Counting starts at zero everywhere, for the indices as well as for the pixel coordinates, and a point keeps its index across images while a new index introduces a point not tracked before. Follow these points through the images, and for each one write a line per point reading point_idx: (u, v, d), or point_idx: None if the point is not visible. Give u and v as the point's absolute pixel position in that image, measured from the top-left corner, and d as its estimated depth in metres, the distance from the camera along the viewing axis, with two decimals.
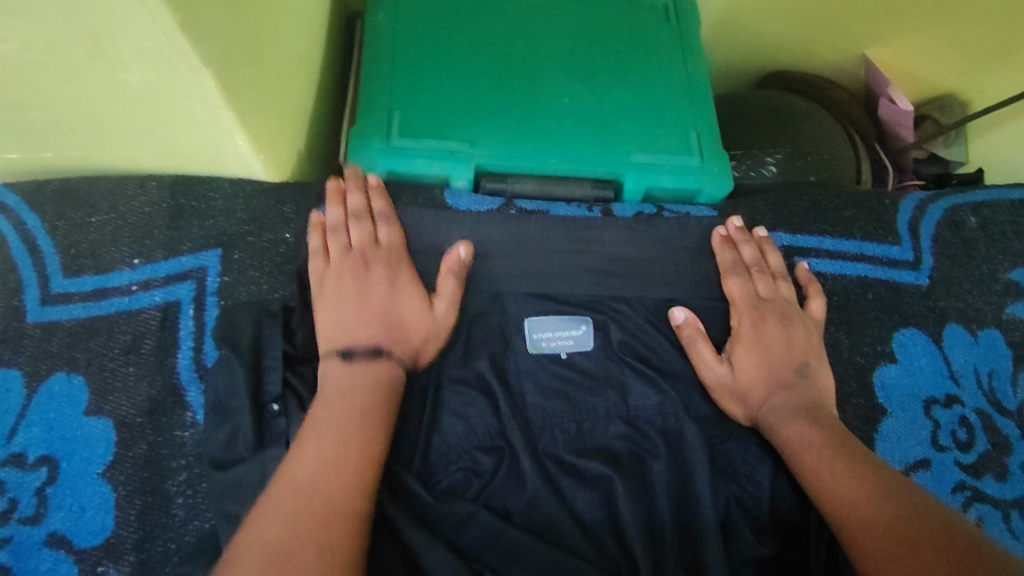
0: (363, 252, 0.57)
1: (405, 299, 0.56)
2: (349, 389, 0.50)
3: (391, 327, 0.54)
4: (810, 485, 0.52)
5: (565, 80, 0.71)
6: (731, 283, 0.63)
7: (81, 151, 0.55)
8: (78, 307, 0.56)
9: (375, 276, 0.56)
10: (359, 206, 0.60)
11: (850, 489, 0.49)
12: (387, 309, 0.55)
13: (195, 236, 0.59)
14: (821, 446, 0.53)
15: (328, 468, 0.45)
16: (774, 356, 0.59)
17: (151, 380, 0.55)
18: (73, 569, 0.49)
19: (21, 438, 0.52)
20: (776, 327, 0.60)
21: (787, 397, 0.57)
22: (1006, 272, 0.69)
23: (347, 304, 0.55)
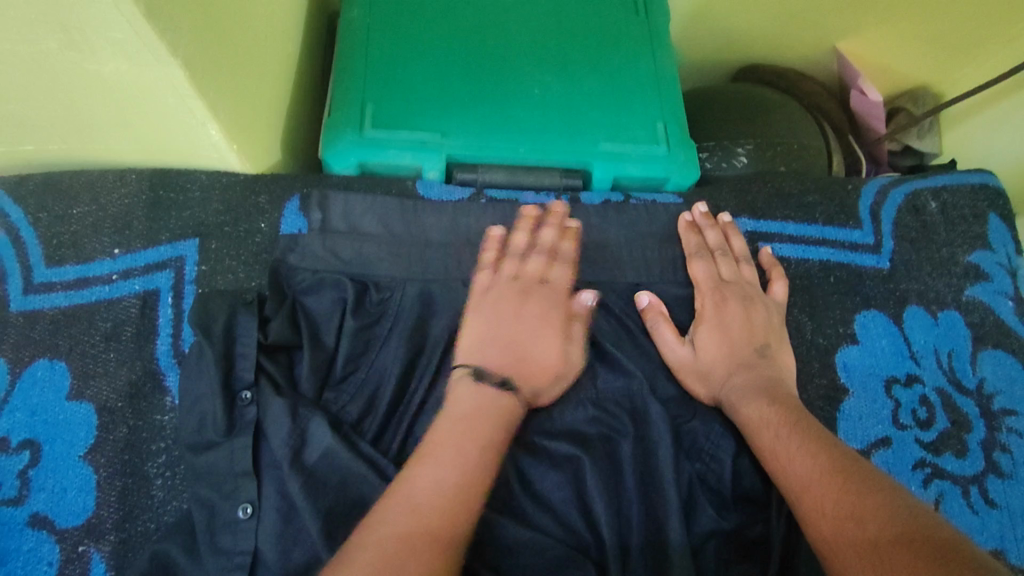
0: (523, 284, 0.59)
1: (546, 340, 0.57)
2: (475, 414, 0.51)
3: (524, 366, 0.55)
4: (769, 466, 0.53)
5: (536, 72, 0.73)
6: (695, 266, 0.65)
7: (61, 142, 0.57)
8: (60, 295, 0.58)
9: (526, 312, 0.58)
10: (552, 241, 0.62)
11: (804, 467, 0.51)
12: (529, 339, 0.56)
13: (172, 227, 0.61)
14: (777, 424, 0.54)
15: (444, 479, 0.46)
16: (735, 336, 0.61)
17: (130, 366, 0.56)
18: (54, 549, 0.51)
19: (5, 422, 0.54)
20: (737, 309, 0.62)
21: (747, 374, 0.59)
22: (966, 255, 0.71)
23: (493, 328, 0.56)
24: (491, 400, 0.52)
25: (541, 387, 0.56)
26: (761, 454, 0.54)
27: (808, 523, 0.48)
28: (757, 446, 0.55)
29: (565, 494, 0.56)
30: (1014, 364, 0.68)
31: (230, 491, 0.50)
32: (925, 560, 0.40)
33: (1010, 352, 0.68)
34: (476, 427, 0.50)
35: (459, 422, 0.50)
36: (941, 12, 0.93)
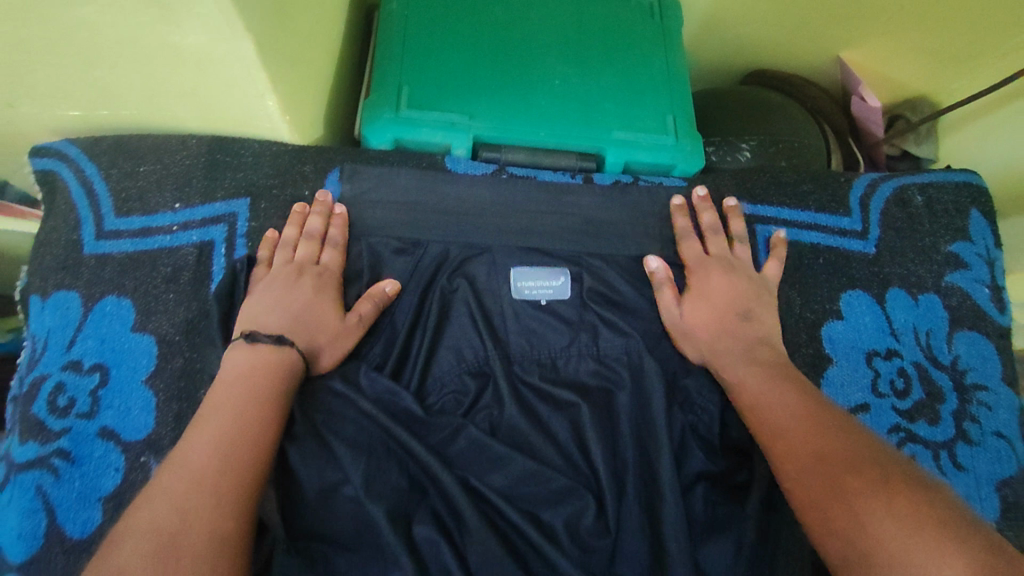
0: (296, 267, 0.64)
1: (317, 311, 0.62)
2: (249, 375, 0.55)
3: (305, 330, 0.60)
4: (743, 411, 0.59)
5: (557, 65, 0.80)
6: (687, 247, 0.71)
7: (132, 108, 0.64)
8: (127, 242, 0.65)
9: (301, 288, 0.62)
10: (316, 230, 0.66)
11: (771, 412, 0.56)
12: (291, 307, 0.61)
13: (227, 186, 0.67)
14: (751, 379, 0.60)
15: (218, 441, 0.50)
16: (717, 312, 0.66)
17: (188, 305, 0.63)
18: (121, 457, 0.59)
19: (79, 348, 0.61)
20: (721, 280, 0.68)
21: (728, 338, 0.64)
22: (947, 246, 0.76)
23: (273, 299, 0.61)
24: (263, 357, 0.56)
25: (320, 347, 0.61)
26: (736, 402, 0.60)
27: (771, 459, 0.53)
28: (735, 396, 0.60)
29: (570, 435, 0.63)
30: (987, 345, 0.74)
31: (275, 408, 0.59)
32: (869, 482, 0.46)
33: (984, 334, 0.74)
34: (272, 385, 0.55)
35: (236, 382, 0.54)
36: (939, 23, 0.98)
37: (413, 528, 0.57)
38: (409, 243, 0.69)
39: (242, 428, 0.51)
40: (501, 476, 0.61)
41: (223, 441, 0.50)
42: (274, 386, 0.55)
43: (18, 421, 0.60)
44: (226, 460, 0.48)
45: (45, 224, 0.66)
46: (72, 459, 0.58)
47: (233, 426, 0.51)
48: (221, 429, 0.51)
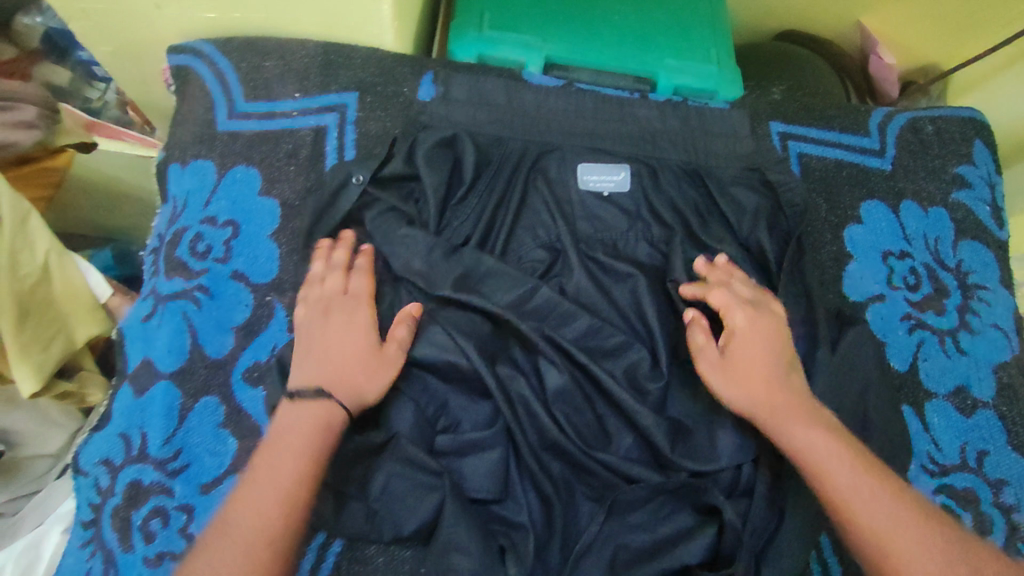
0: (327, 300, 0.66)
1: (354, 350, 0.62)
2: (296, 433, 0.57)
3: (340, 376, 0.61)
4: (820, 491, 0.58)
5: (616, 3, 0.91)
6: (715, 296, 0.69)
7: (261, 10, 0.75)
8: (254, 123, 0.76)
9: (334, 322, 0.64)
10: (340, 261, 0.68)
11: (868, 507, 0.56)
12: (328, 346, 0.63)
13: (340, 82, 0.78)
14: (829, 455, 0.59)
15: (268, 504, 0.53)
16: (746, 371, 0.65)
17: (306, 176, 0.74)
18: (251, 296, 0.70)
19: (215, 206, 0.72)
20: (746, 335, 0.67)
21: (773, 385, 0.63)
22: (954, 167, 0.87)
23: (311, 343, 0.63)
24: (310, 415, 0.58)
25: (362, 386, 0.61)
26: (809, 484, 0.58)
27: (868, 559, 0.55)
28: (812, 469, 0.58)
29: (629, 301, 0.74)
30: (987, 254, 0.84)
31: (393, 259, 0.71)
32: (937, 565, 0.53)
33: (984, 244, 0.85)
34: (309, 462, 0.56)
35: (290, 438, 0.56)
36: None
37: (497, 367, 0.68)
38: (493, 139, 0.79)
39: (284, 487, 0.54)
40: (570, 330, 0.70)
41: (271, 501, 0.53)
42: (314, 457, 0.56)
43: (162, 265, 0.71)
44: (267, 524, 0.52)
45: (181, 111, 0.77)
46: (211, 294, 0.69)
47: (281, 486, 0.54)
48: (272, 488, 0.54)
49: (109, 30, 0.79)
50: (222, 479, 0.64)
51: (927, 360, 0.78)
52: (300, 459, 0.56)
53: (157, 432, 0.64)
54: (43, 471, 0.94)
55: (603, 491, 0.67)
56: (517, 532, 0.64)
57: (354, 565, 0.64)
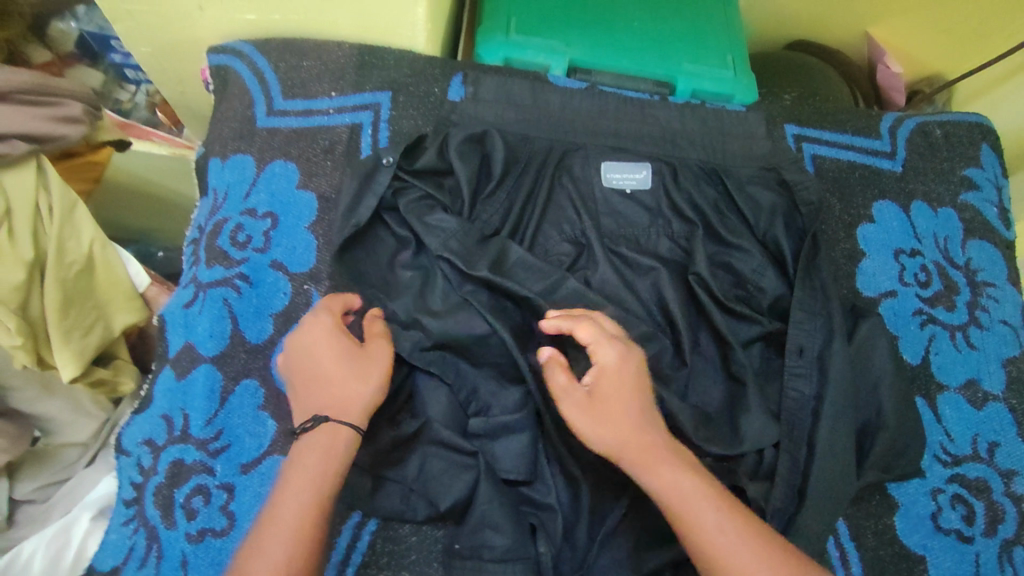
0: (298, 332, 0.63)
1: (339, 360, 0.60)
2: (313, 463, 0.56)
3: (336, 396, 0.59)
4: (686, 539, 0.55)
5: (635, 12, 0.95)
6: (581, 332, 0.62)
7: (301, 13, 0.79)
8: (293, 120, 0.79)
9: (311, 345, 0.62)
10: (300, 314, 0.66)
11: (732, 554, 0.53)
12: (313, 358, 0.61)
13: (374, 81, 0.81)
14: (696, 496, 0.56)
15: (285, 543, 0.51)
16: (611, 410, 0.59)
17: (342, 171, 0.77)
18: (288, 284, 0.72)
19: (254, 199, 0.75)
20: (611, 373, 0.60)
21: (636, 425, 0.59)
22: (962, 170, 0.90)
23: (301, 374, 0.61)
24: (324, 441, 0.57)
25: (361, 393, 0.60)
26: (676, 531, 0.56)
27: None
28: (676, 516, 0.56)
29: (652, 293, 0.76)
30: (995, 253, 0.87)
31: (426, 249, 0.74)
32: None
33: (992, 243, 0.87)
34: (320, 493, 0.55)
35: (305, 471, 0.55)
36: (949, 5, 1.12)
37: (527, 354, 0.71)
38: (520, 137, 0.82)
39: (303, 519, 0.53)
40: None
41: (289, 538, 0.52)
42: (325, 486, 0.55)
43: (204, 253, 0.73)
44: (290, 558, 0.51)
45: (221, 109, 0.81)
46: (250, 282, 0.72)
47: (297, 521, 0.52)
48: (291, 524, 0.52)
49: (153, 31, 0.82)
50: (260, 459, 0.66)
51: (938, 353, 0.81)
52: (310, 491, 0.54)
53: (199, 413, 0.67)
54: (74, 459, 0.96)
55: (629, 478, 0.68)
56: (546, 513, 0.66)
57: (387, 544, 0.66)
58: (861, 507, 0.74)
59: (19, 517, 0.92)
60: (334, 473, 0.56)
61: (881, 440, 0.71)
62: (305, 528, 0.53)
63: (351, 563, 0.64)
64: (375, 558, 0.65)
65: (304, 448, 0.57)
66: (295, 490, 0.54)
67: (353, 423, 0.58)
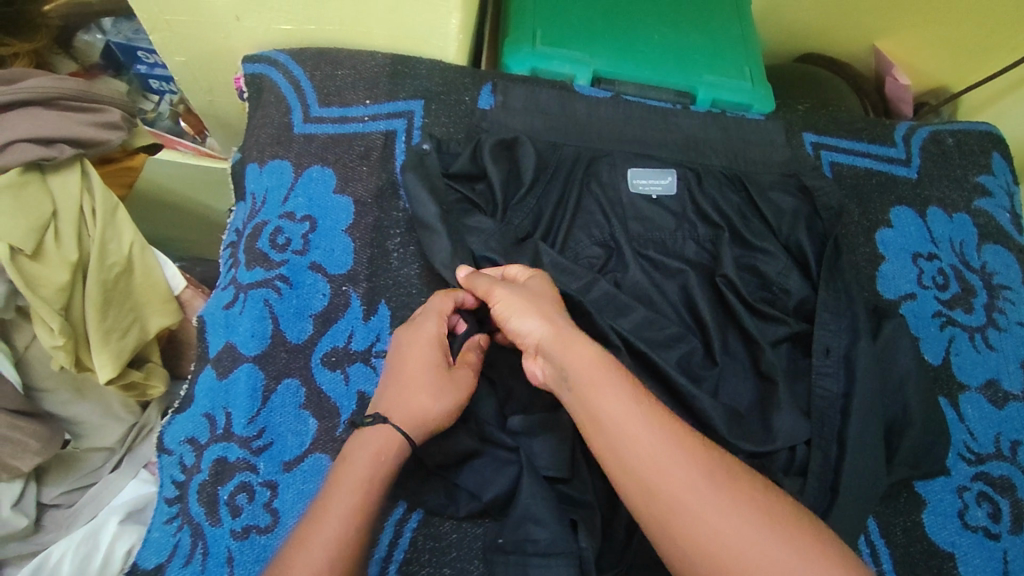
0: (402, 332, 0.65)
1: (424, 368, 0.61)
2: (366, 463, 0.55)
3: (408, 398, 0.59)
4: (587, 408, 0.54)
5: (656, 24, 0.97)
6: (510, 268, 0.68)
7: (337, 23, 0.81)
8: (329, 127, 0.81)
9: (408, 347, 0.63)
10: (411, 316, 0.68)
11: (629, 426, 0.51)
12: (404, 363, 0.62)
13: (407, 90, 0.83)
14: (598, 369, 0.55)
15: (331, 543, 0.50)
16: (534, 302, 0.61)
17: (378, 175, 0.79)
18: (327, 286, 0.74)
19: (292, 203, 0.77)
20: (540, 282, 0.65)
21: (548, 314, 0.60)
22: (975, 177, 0.93)
23: (392, 371, 0.62)
24: (382, 445, 0.57)
25: (430, 409, 0.59)
26: (581, 413, 0.54)
27: (628, 489, 0.50)
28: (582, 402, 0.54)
29: (680, 295, 0.78)
30: (1009, 257, 0.89)
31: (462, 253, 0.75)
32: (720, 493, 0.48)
33: (1006, 248, 0.90)
34: (365, 498, 0.53)
35: (358, 469, 0.55)
36: (955, 18, 1.15)
37: None
38: (548, 144, 0.84)
39: (349, 522, 0.52)
40: (627, 320, 0.74)
41: (334, 539, 0.51)
42: (370, 492, 0.54)
43: (243, 255, 0.75)
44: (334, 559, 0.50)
45: (257, 117, 0.83)
46: (290, 284, 0.73)
47: (342, 522, 0.52)
48: (337, 525, 0.51)
49: (190, 41, 0.84)
50: (303, 457, 0.67)
51: (958, 354, 0.83)
52: (356, 496, 0.53)
53: (241, 412, 0.68)
54: (98, 466, 0.96)
55: None
56: (584, 509, 0.68)
57: (429, 541, 0.67)
58: (890, 504, 0.75)
59: (45, 521, 0.92)
60: (380, 480, 0.55)
61: (908, 437, 0.72)
62: (346, 534, 0.51)
63: (394, 560, 0.66)
64: (417, 554, 0.66)
65: (355, 450, 0.56)
66: (342, 492, 0.53)
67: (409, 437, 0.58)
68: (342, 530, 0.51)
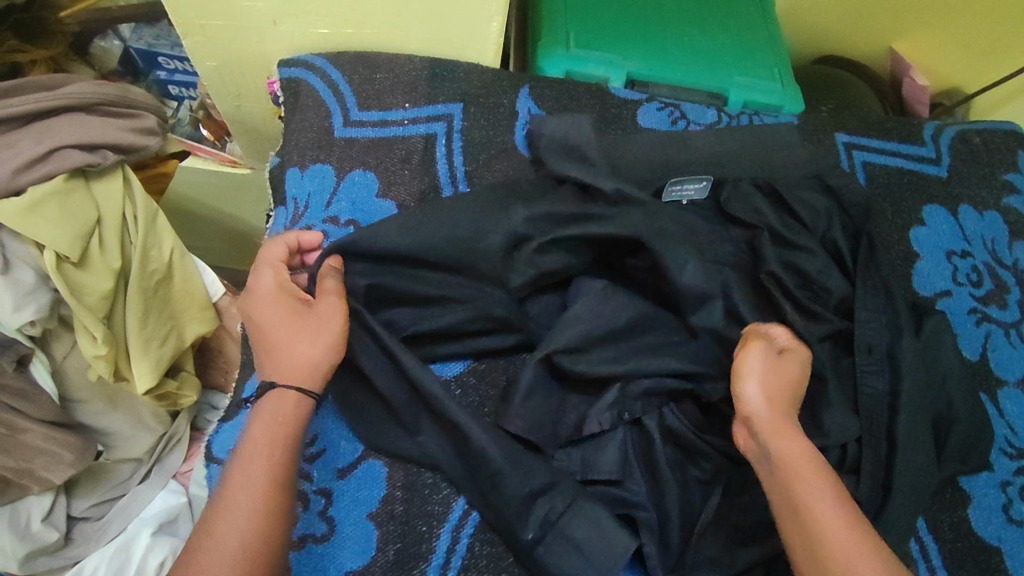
0: (253, 298, 0.65)
1: (287, 320, 0.62)
2: (264, 429, 0.57)
3: (282, 356, 0.60)
4: (788, 499, 0.57)
5: (686, 25, 0.98)
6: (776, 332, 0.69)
7: (376, 27, 0.81)
8: (369, 130, 0.81)
9: (264, 310, 0.63)
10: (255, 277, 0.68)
11: (830, 518, 0.55)
12: (266, 322, 0.63)
13: (446, 93, 0.83)
14: (805, 466, 0.58)
15: (242, 516, 0.53)
16: (777, 386, 0.64)
17: (421, 179, 0.79)
18: None
19: (335, 208, 0.77)
20: (794, 362, 0.66)
21: (779, 407, 0.63)
22: (1003, 175, 0.94)
23: (258, 336, 0.63)
24: (278, 407, 0.58)
25: (309, 354, 0.60)
26: (782, 486, 0.58)
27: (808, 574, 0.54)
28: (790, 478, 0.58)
29: None
30: None
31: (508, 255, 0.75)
32: None
33: None
34: (271, 461, 0.55)
35: (257, 439, 0.56)
36: (970, 20, 1.16)
37: (612, 356, 0.72)
38: None
39: (257, 495, 0.54)
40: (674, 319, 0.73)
41: (244, 512, 0.53)
42: (274, 458, 0.55)
43: None
44: (245, 533, 0.52)
45: (295, 121, 0.82)
46: None
47: (249, 495, 0.53)
48: (244, 499, 0.53)
49: (225, 47, 0.83)
50: (357, 463, 0.68)
51: (995, 349, 0.84)
52: (260, 463, 0.55)
53: None
54: (126, 476, 0.94)
55: (717, 475, 0.69)
56: (638, 512, 0.68)
57: (486, 547, 0.66)
58: (936, 500, 0.75)
59: (74, 534, 0.91)
60: (282, 442, 0.56)
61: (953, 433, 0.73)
62: (256, 499, 0.53)
63: (451, 566, 0.65)
64: (475, 561, 0.65)
65: (254, 419, 0.58)
66: (245, 466, 0.55)
67: (298, 386, 0.59)
68: (252, 502, 0.53)
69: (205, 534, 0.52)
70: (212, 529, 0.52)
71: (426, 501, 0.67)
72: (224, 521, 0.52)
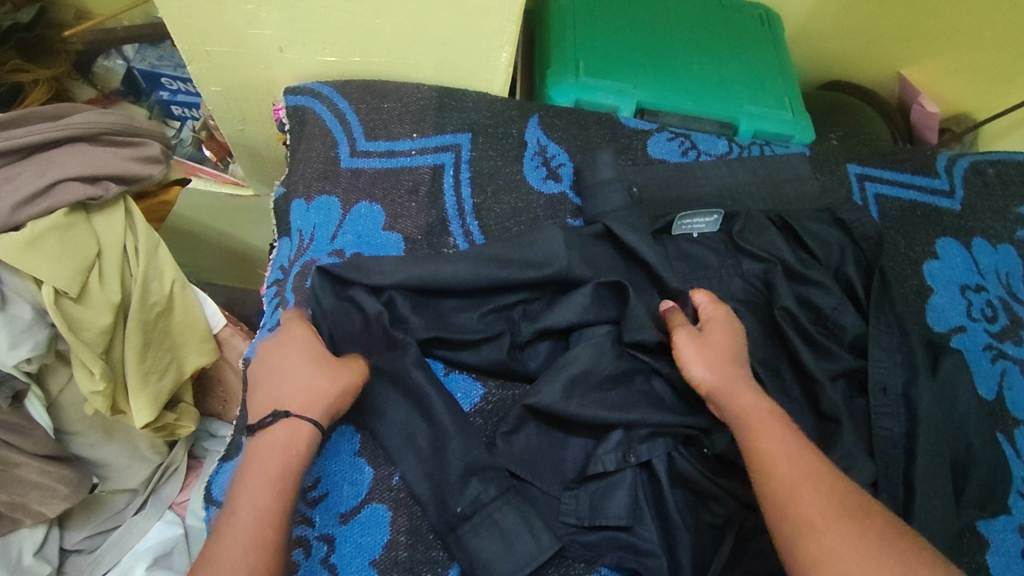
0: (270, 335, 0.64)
1: (307, 357, 0.62)
2: (275, 453, 0.56)
3: (302, 392, 0.59)
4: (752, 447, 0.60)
5: (695, 53, 0.97)
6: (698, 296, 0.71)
7: (383, 56, 0.79)
8: (376, 161, 0.80)
9: (282, 346, 0.62)
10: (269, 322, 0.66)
11: (785, 455, 0.58)
12: (284, 358, 0.62)
13: (454, 123, 0.82)
14: (764, 416, 0.62)
15: (244, 539, 0.51)
16: (714, 350, 0.66)
17: (428, 212, 0.78)
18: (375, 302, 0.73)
19: (341, 240, 0.75)
20: (722, 331, 0.68)
21: (726, 365, 0.65)
22: (1017, 208, 0.93)
23: (269, 370, 0.61)
24: (290, 438, 0.57)
25: (327, 394, 0.60)
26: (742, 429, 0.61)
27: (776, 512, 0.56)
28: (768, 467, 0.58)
29: None
30: None
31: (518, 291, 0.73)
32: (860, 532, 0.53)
33: None
34: (280, 487, 0.54)
35: (267, 461, 0.55)
36: (981, 48, 1.15)
37: (621, 395, 0.71)
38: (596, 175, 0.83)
39: (260, 522, 0.52)
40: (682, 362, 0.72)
41: (246, 538, 0.51)
42: (283, 488, 0.54)
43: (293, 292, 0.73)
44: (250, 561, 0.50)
45: (301, 150, 0.81)
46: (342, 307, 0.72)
47: (254, 523, 0.52)
48: (249, 525, 0.52)
49: (228, 73, 0.82)
50: (360, 508, 0.66)
51: (1012, 387, 0.82)
52: (270, 484, 0.54)
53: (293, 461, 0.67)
54: (121, 507, 0.92)
55: (728, 521, 0.67)
56: (649, 559, 0.65)
57: None
58: (956, 545, 0.73)
59: (67, 569, 0.89)
60: (291, 473, 0.55)
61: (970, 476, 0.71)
62: (263, 530, 0.52)
63: None
64: None
65: (261, 444, 0.56)
66: (254, 491, 0.53)
67: (313, 420, 0.58)
68: (254, 527, 0.52)
69: (211, 564, 0.50)
70: (214, 554, 0.50)
71: (430, 546, 0.65)
72: (226, 546, 0.50)
